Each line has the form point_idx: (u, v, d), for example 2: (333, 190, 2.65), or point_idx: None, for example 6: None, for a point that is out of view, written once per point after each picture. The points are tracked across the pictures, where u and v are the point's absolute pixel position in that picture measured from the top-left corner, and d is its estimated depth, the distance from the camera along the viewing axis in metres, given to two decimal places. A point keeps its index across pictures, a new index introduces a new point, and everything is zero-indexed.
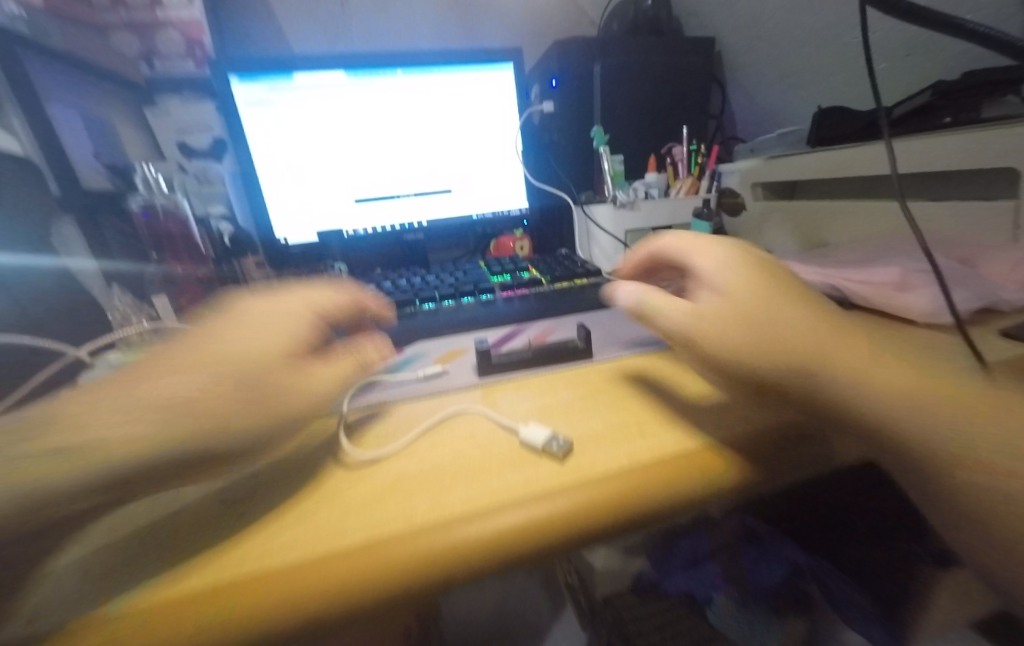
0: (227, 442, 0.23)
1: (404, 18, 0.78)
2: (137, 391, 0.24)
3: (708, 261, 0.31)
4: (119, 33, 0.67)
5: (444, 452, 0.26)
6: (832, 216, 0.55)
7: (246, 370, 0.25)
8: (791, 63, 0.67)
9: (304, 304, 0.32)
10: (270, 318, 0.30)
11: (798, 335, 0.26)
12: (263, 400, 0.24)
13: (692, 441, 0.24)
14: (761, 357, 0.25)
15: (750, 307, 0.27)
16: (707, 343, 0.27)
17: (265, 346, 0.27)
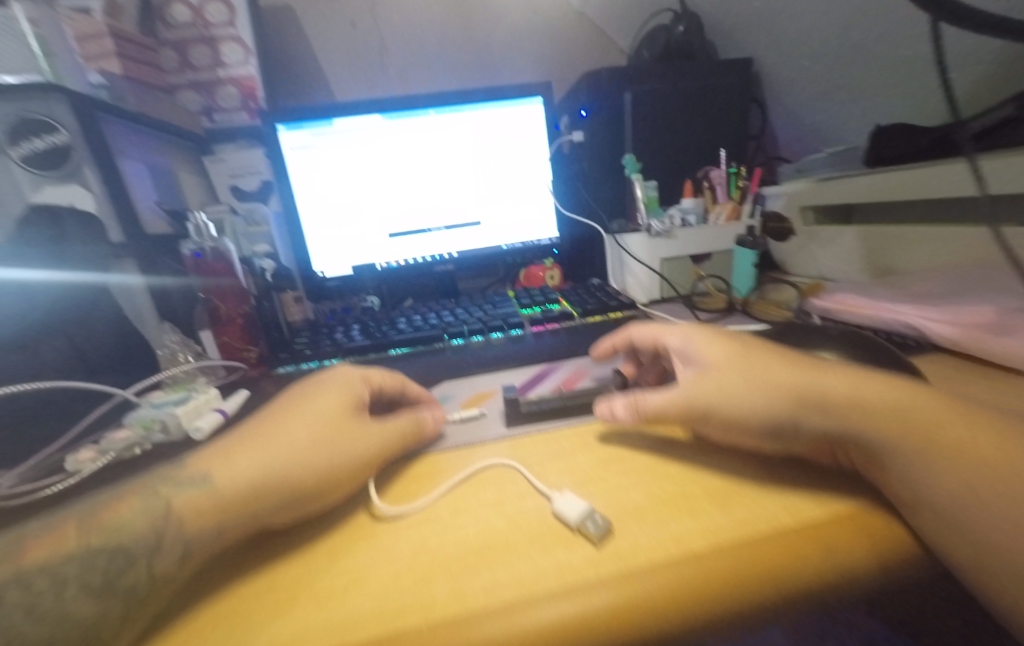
0: (274, 503, 0.24)
1: (437, 60, 0.80)
2: (180, 472, 0.26)
3: (676, 337, 0.33)
4: (185, 92, 0.73)
5: (466, 521, 0.24)
6: (901, 242, 0.51)
7: (312, 430, 0.27)
8: (838, 80, 0.63)
9: (363, 375, 0.34)
10: (335, 385, 0.32)
11: (784, 376, 0.27)
12: (328, 456, 0.26)
13: (745, 524, 0.22)
14: (765, 411, 0.26)
15: (730, 364, 0.28)
16: (716, 409, 0.27)
17: (334, 406, 0.29)
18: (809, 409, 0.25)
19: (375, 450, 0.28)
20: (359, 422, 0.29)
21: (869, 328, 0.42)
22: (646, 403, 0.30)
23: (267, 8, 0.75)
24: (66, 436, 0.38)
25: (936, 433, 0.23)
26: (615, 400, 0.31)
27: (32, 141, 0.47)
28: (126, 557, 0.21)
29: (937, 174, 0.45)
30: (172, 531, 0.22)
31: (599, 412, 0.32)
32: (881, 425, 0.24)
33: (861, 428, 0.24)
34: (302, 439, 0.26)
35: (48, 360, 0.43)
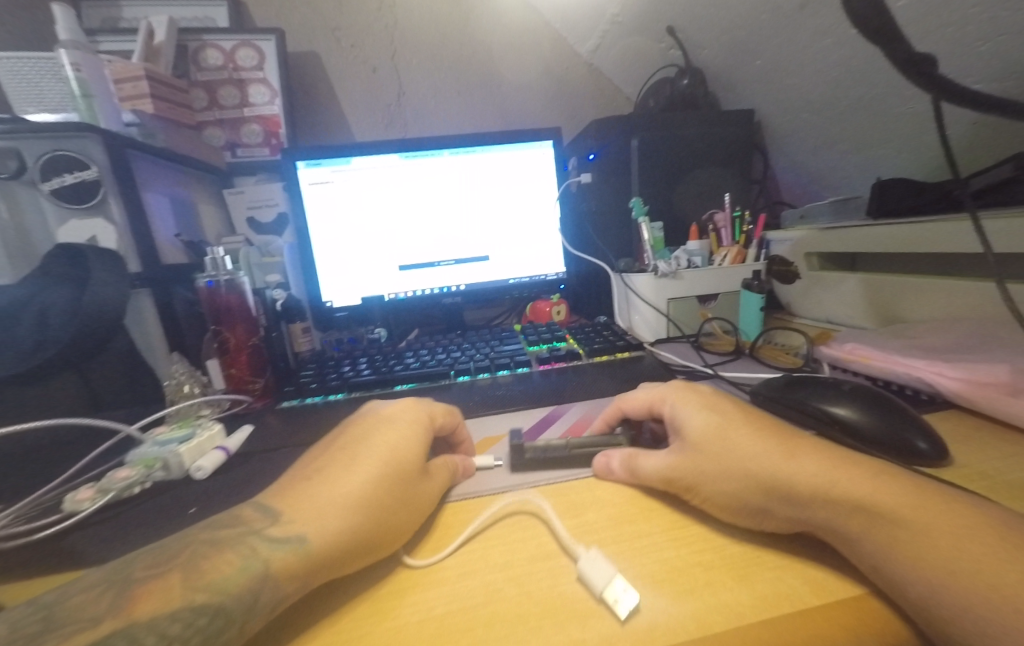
0: (340, 554, 0.25)
1: (452, 103, 0.84)
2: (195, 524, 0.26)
3: (671, 410, 0.33)
4: (211, 128, 0.76)
5: (476, 584, 0.24)
6: (904, 291, 0.52)
7: (396, 492, 0.28)
8: (837, 132, 0.66)
9: (429, 414, 0.34)
10: (404, 430, 0.32)
11: (757, 459, 0.27)
12: (386, 514, 0.27)
13: (766, 602, 0.22)
14: (743, 498, 0.27)
15: (710, 446, 0.29)
16: (697, 487, 0.28)
17: (409, 458, 0.30)
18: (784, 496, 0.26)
19: (427, 507, 0.29)
20: (420, 473, 0.30)
21: (880, 377, 0.43)
22: (641, 468, 0.31)
23: (292, 53, 0.78)
24: (64, 475, 0.37)
25: (898, 519, 0.23)
26: (613, 458, 0.33)
27: (62, 178, 0.49)
28: (218, 617, 0.21)
29: (944, 230, 0.47)
30: (268, 592, 0.23)
31: (596, 464, 0.33)
32: (851, 510, 0.24)
33: (833, 522, 0.24)
34: (342, 511, 0.26)
35: (57, 393, 0.43)
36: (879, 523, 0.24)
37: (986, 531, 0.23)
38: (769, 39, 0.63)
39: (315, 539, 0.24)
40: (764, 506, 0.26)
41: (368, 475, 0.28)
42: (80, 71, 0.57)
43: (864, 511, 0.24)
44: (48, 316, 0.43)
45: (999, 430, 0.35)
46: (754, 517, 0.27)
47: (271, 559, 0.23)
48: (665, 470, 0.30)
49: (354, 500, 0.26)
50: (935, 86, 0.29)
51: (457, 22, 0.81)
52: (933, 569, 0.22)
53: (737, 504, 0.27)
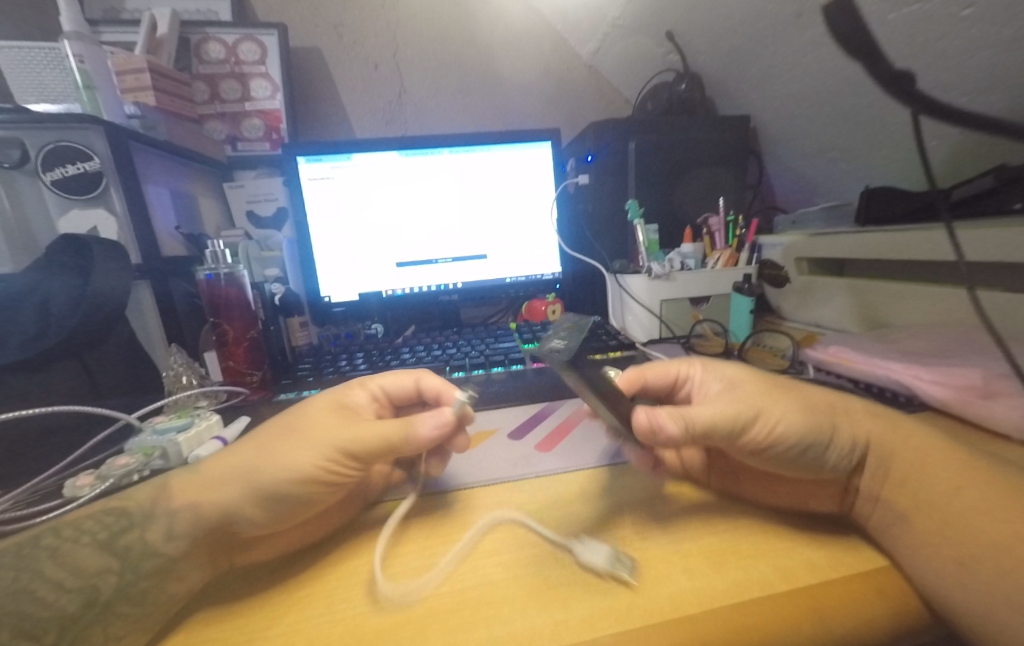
0: (254, 503, 0.28)
1: (453, 102, 0.85)
2: (186, 512, 0.28)
3: (706, 372, 0.34)
4: (212, 122, 0.76)
5: (462, 568, 0.26)
6: (887, 296, 0.53)
7: (309, 438, 0.30)
8: (830, 140, 0.67)
9: (368, 382, 0.37)
10: (335, 397, 0.34)
11: (821, 396, 0.31)
12: (271, 457, 0.29)
13: (740, 587, 0.23)
14: (815, 425, 0.28)
15: (766, 392, 0.30)
16: (771, 412, 0.28)
17: (329, 413, 0.32)
18: (843, 425, 0.29)
19: (334, 443, 0.29)
20: (335, 420, 0.31)
21: (862, 380, 0.44)
22: (693, 417, 0.28)
23: (295, 49, 0.79)
24: (63, 461, 0.38)
25: (912, 468, 0.28)
26: (659, 409, 0.28)
27: (64, 168, 0.49)
28: (127, 520, 0.28)
29: (922, 239, 0.48)
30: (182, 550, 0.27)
31: (639, 421, 0.27)
32: (885, 449, 0.29)
33: (876, 471, 0.28)
34: (237, 462, 0.30)
35: (58, 381, 0.44)
36: (905, 463, 0.28)
37: (982, 492, 0.26)
38: (765, 46, 0.64)
39: (207, 471, 0.30)
40: (829, 434, 0.28)
41: (270, 432, 0.31)
42: (83, 63, 0.57)
43: (896, 463, 0.28)
44: (50, 305, 0.43)
45: (974, 431, 0.36)
46: (814, 447, 0.28)
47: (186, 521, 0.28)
48: (733, 404, 0.29)
49: (252, 453, 0.30)
50: (915, 100, 0.30)
51: (459, 23, 0.81)
52: (937, 514, 0.26)
53: (805, 431, 0.28)
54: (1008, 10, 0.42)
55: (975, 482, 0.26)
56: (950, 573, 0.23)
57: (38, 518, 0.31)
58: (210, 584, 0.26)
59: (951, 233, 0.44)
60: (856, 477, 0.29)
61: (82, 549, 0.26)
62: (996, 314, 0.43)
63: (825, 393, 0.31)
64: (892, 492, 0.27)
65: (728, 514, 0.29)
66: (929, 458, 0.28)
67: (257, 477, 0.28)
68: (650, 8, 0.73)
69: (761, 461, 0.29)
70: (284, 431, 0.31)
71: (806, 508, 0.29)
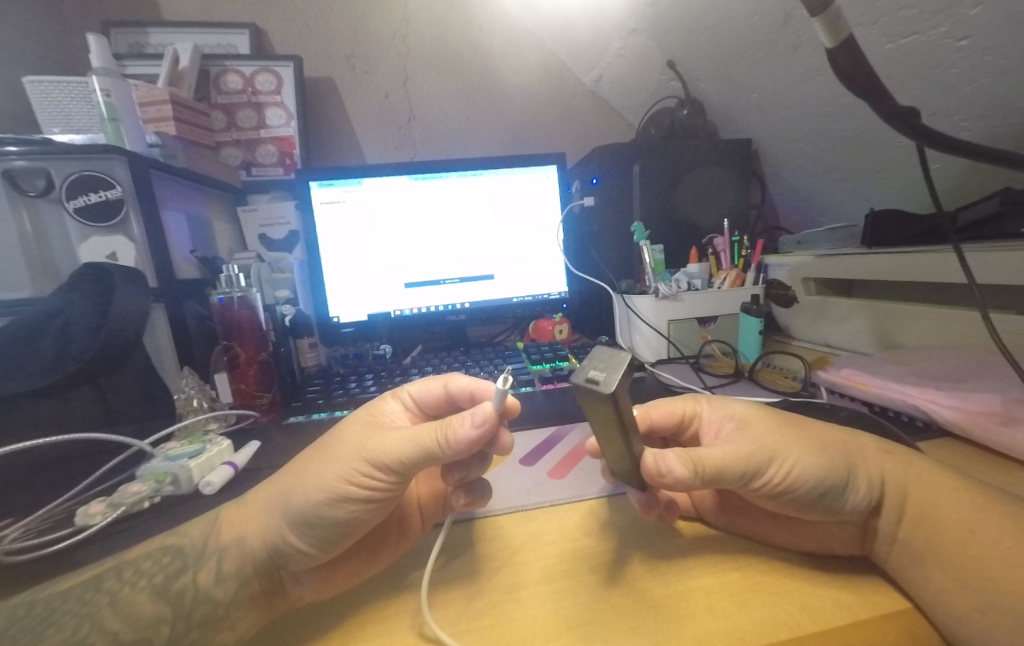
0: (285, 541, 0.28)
1: (461, 128, 0.87)
2: (217, 558, 0.28)
3: (714, 410, 0.33)
4: (228, 149, 0.79)
5: (478, 605, 0.25)
6: (897, 318, 0.53)
7: (334, 454, 0.29)
8: (832, 163, 0.68)
9: (399, 394, 0.34)
10: (365, 413, 0.32)
11: (834, 436, 0.30)
12: (298, 483, 0.29)
13: (767, 628, 0.23)
14: (830, 466, 0.28)
15: (786, 434, 0.29)
16: (786, 456, 0.28)
17: (358, 429, 0.30)
18: (859, 466, 0.28)
19: (358, 461, 0.28)
20: (366, 433, 0.30)
21: (876, 403, 0.43)
22: (705, 461, 0.27)
23: (309, 78, 0.82)
24: (78, 487, 0.38)
25: (932, 506, 0.27)
26: (668, 453, 0.27)
27: (88, 196, 0.51)
28: (182, 563, 0.28)
29: (927, 260, 0.49)
30: (226, 596, 0.27)
31: (647, 465, 0.26)
32: (901, 488, 0.28)
33: (896, 507, 0.28)
34: (264, 501, 0.30)
35: (73, 407, 0.44)
36: (922, 500, 0.27)
37: (1007, 527, 0.25)
38: (765, 73, 0.66)
39: (252, 501, 0.31)
40: (844, 475, 0.28)
41: (304, 455, 0.31)
42: (110, 96, 0.60)
43: (912, 500, 0.28)
44: (71, 331, 0.44)
45: (994, 459, 0.35)
46: (830, 490, 0.27)
47: (228, 565, 0.28)
48: (745, 445, 0.28)
49: (281, 482, 0.30)
50: (915, 132, 0.30)
51: (467, 52, 0.84)
52: (961, 552, 0.25)
53: (824, 475, 0.28)
54: (1006, 41, 0.43)
55: (990, 518, 0.26)
56: (970, 619, 0.23)
57: (52, 548, 0.31)
58: (263, 625, 0.26)
59: (959, 257, 0.44)
60: (874, 518, 0.28)
61: (131, 600, 0.26)
62: (1010, 337, 0.43)
63: (839, 429, 0.31)
64: (913, 533, 0.26)
65: (748, 549, 0.29)
66: (942, 494, 0.28)
67: (282, 506, 0.28)
68: (652, 36, 0.75)
69: (776, 506, 0.28)
70: (298, 463, 0.30)
71: (830, 550, 0.28)
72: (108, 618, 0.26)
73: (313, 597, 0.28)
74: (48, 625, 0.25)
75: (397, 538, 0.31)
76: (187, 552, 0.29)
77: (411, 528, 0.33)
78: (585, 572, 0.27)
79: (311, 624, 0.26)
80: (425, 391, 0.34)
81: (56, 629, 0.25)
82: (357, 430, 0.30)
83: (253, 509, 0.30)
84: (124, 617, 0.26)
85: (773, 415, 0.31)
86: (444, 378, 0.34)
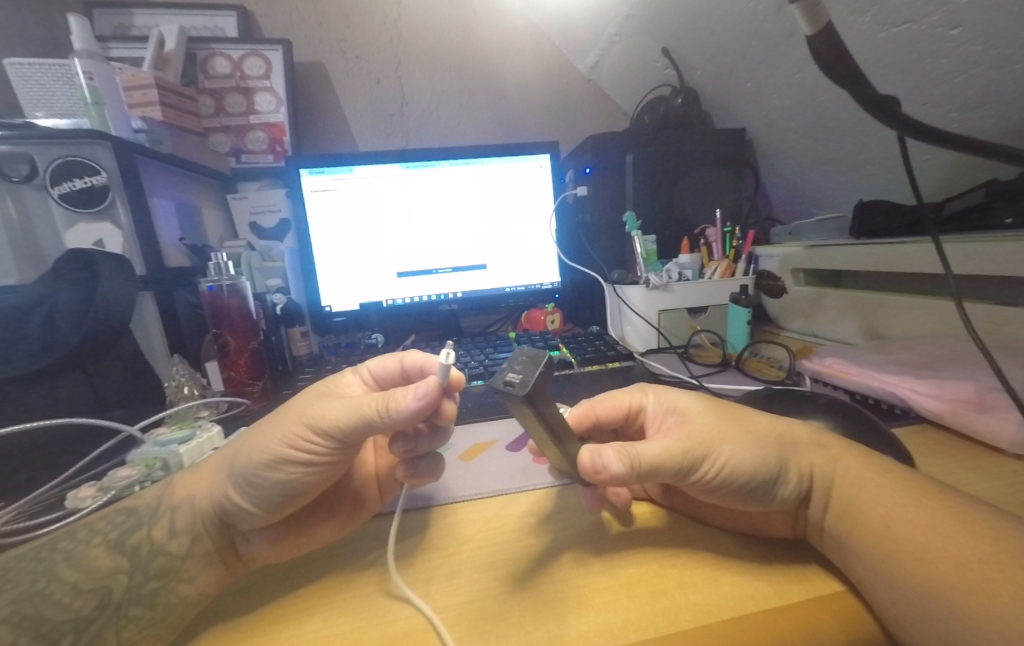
0: (232, 507, 0.29)
1: (454, 117, 0.86)
2: (167, 512, 0.29)
3: (657, 400, 0.33)
4: (216, 135, 0.78)
5: (460, 583, 0.26)
6: (883, 308, 0.54)
7: (276, 422, 0.29)
8: (823, 154, 0.68)
9: (359, 369, 0.35)
10: (321, 386, 0.33)
11: (773, 427, 0.30)
12: (244, 448, 0.29)
13: (732, 602, 0.24)
14: (762, 462, 0.28)
15: (722, 425, 0.29)
16: (719, 452, 0.28)
17: (309, 398, 0.31)
18: (790, 459, 0.29)
19: (298, 425, 0.28)
20: (312, 400, 0.30)
21: (857, 391, 0.44)
22: (641, 456, 0.28)
23: (299, 64, 0.80)
24: (66, 472, 0.38)
25: (868, 494, 0.27)
26: (605, 448, 0.27)
27: (72, 182, 0.51)
28: (136, 520, 0.29)
29: (913, 251, 0.50)
30: (185, 557, 0.28)
31: (583, 462, 0.27)
32: (830, 480, 0.28)
33: (832, 493, 0.28)
34: (212, 471, 0.30)
35: (61, 392, 0.44)
36: (852, 490, 0.28)
37: (952, 513, 0.25)
38: (759, 62, 0.66)
39: (202, 466, 0.31)
40: (774, 471, 0.28)
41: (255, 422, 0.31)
42: (93, 79, 0.59)
43: (846, 491, 0.28)
44: (56, 317, 0.44)
45: (965, 446, 0.36)
46: (762, 485, 0.28)
47: (179, 525, 0.29)
48: (680, 441, 0.29)
49: (230, 451, 0.30)
50: (898, 122, 0.30)
51: (461, 38, 0.83)
52: (913, 531, 0.25)
53: (755, 469, 0.28)
54: (996, 31, 0.43)
55: (919, 515, 0.26)
56: (907, 605, 0.23)
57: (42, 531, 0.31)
58: (224, 583, 0.28)
59: (941, 249, 0.44)
60: (805, 507, 0.29)
61: (85, 554, 0.27)
62: (993, 326, 0.44)
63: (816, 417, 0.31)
64: (844, 521, 0.27)
65: (702, 532, 0.30)
66: (874, 488, 0.27)
67: (226, 478, 0.29)
68: (646, 23, 0.75)
69: (712, 497, 0.29)
70: (241, 437, 0.31)
71: (762, 529, 0.29)
72: (65, 571, 0.26)
73: (263, 558, 0.29)
74: (5, 581, 0.25)
75: (347, 512, 0.32)
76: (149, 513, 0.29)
77: (367, 504, 0.33)
78: (564, 553, 0.28)
79: (286, 590, 0.27)
80: (382, 366, 0.35)
81: (23, 584, 0.25)
82: (307, 398, 0.31)
83: (201, 480, 0.30)
84: (81, 569, 0.26)
85: (713, 402, 0.32)
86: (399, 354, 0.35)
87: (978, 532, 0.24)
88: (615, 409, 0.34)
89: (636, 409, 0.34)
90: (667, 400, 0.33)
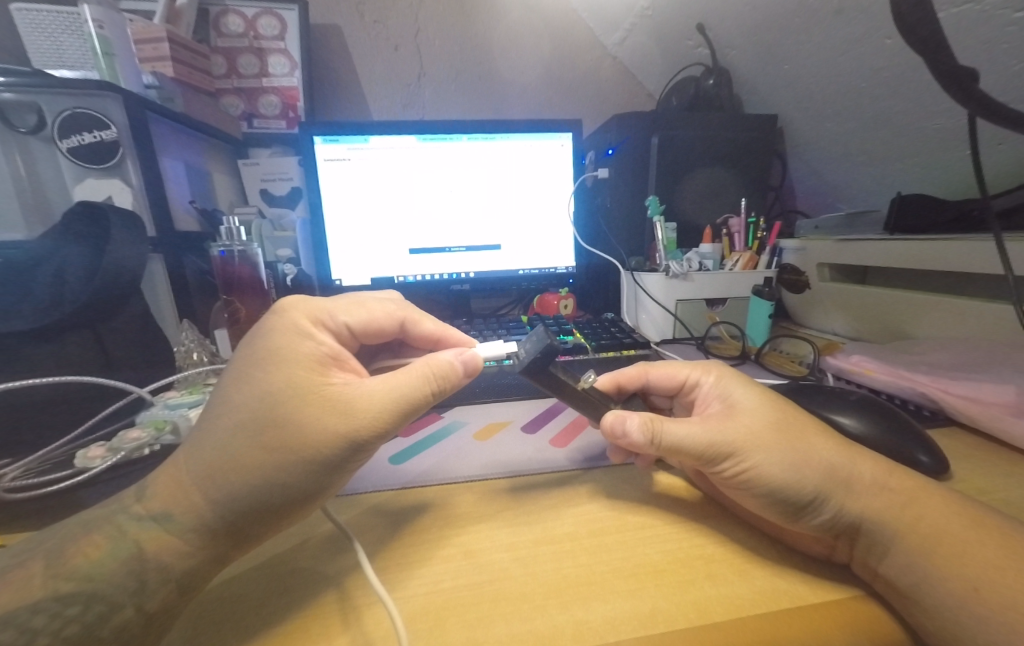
0: (228, 536, 0.25)
1: (473, 91, 0.83)
2: (113, 567, 0.23)
3: (714, 383, 0.34)
4: (229, 96, 0.75)
5: (479, 562, 0.25)
6: (910, 308, 0.52)
7: (302, 447, 0.26)
8: (858, 145, 0.66)
9: (320, 321, 0.31)
10: (305, 368, 0.28)
11: (822, 452, 0.28)
12: (265, 482, 0.25)
13: (766, 597, 0.23)
14: (796, 481, 0.27)
15: (761, 444, 0.28)
16: (749, 456, 0.28)
17: (317, 397, 0.27)
18: (832, 491, 0.27)
19: (343, 442, 0.26)
20: (333, 404, 0.27)
21: (883, 391, 0.43)
22: (666, 434, 0.30)
23: (315, 26, 0.77)
24: (74, 432, 0.37)
25: (911, 515, 0.26)
26: (629, 417, 0.30)
27: (82, 136, 0.49)
28: (106, 605, 0.22)
29: (957, 248, 0.48)
30: (165, 608, 0.23)
31: (606, 422, 0.31)
32: (878, 509, 0.26)
33: (876, 518, 0.26)
34: (190, 500, 0.25)
35: (70, 352, 0.43)
36: (898, 516, 0.26)
37: (981, 522, 0.25)
38: (800, 43, 0.63)
39: (158, 494, 0.25)
40: (809, 497, 0.26)
41: (239, 438, 0.25)
42: (102, 28, 0.55)
43: (891, 512, 0.26)
44: (66, 273, 0.42)
45: (999, 450, 0.35)
46: (791, 502, 0.27)
47: (143, 576, 0.23)
48: (712, 432, 0.29)
49: (216, 482, 0.25)
50: (970, 99, 0.29)
51: (485, 5, 0.80)
52: (946, 542, 0.25)
53: (787, 486, 0.27)
54: None
55: (976, 557, 0.24)
56: (953, 610, 0.23)
57: (48, 491, 0.30)
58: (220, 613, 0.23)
59: (1000, 244, 0.43)
60: (843, 545, 0.26)
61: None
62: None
63: None
64: (908, 546, 0.25)
65: (732, 524, 0.29)
66: (949, 541, 0.25)
67: (214, 510, 0.25)
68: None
69: (748, 502, 0.28)
70: (226, 470, 0.25)
71: (794, 546, 0.27)
72: None
73: (277, 547, 0.28)
74: None
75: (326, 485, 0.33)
76: (92, 567, 0.23)
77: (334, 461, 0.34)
78: (586, 540, 0.27)
79: (302, 558, 0.26)
80: (365, 318, 0.34)
81: None
82: (318, 399, 0.27)
83: (169, 509, 0.25)
84: None
85: (767, 399, 0.31)
86: (400, 308, 0.37)
87: (1014, 542, 0.24)
88: (670, 383, 0.37)
89: (687, 389, 0.36)
90: (717, 385, 0.33)
